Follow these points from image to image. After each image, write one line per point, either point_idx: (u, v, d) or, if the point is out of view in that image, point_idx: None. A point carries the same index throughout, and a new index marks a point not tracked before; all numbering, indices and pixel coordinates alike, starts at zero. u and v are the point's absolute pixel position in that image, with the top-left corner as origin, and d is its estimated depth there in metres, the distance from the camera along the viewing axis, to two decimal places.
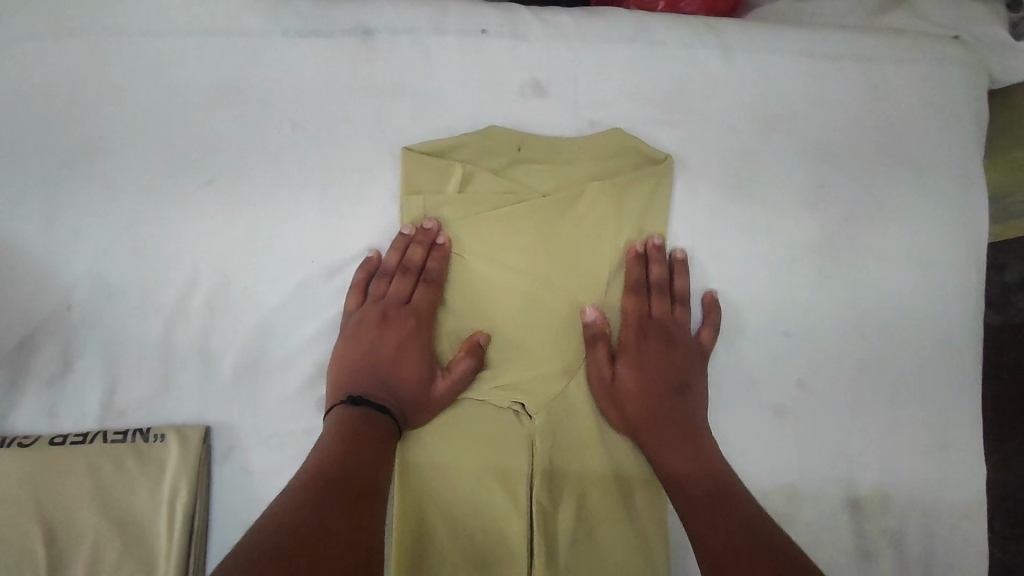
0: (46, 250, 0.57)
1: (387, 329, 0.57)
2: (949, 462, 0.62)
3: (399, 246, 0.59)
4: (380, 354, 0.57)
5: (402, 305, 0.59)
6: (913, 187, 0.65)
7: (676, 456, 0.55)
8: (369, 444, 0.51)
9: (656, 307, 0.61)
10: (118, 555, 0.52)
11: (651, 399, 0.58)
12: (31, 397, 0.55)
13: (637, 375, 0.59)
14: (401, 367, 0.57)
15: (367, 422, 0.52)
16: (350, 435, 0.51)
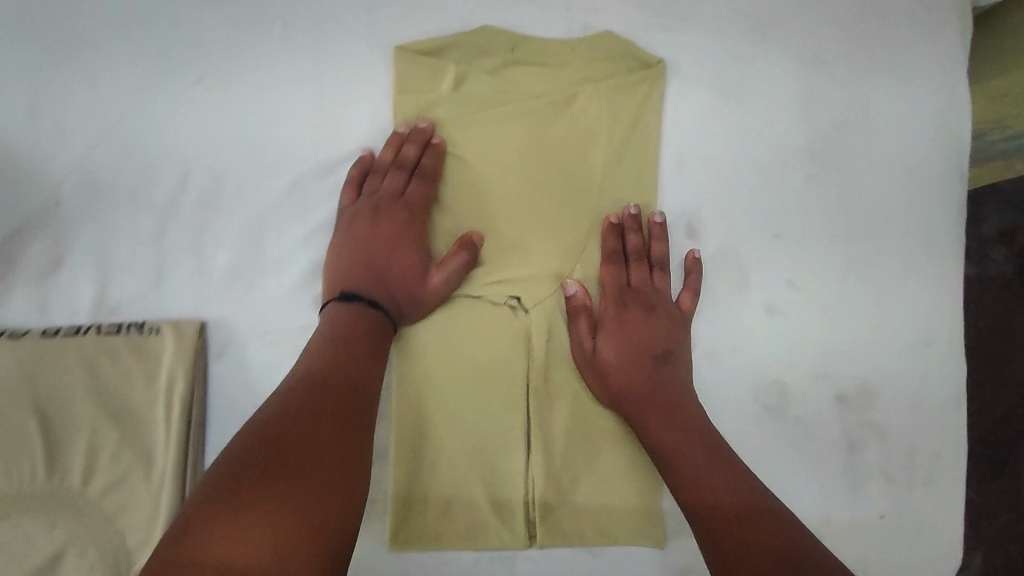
0: (33, 144, 0.56)
1: (380, 221, 0.57)
2: (933, 358, 0.64)
3: (394, 145, 0.59)
4: (375, 248, 0.56)
5: (398, 199, 0.58)
6: (898, 94, 0.66)
7: (693, 468, 0.52)
8: (358, 342, 0.51)
9: (635, 274, 0.61)
10: (117, 444, 0.53)
11: (641, 376, 0.57)
12: (23, 291, 0.55)
13: (621, 350, 0.58)
14: (395, 261, 0.57)
15: (359, 318, 0.53)
16: (343, 335, 0.51)
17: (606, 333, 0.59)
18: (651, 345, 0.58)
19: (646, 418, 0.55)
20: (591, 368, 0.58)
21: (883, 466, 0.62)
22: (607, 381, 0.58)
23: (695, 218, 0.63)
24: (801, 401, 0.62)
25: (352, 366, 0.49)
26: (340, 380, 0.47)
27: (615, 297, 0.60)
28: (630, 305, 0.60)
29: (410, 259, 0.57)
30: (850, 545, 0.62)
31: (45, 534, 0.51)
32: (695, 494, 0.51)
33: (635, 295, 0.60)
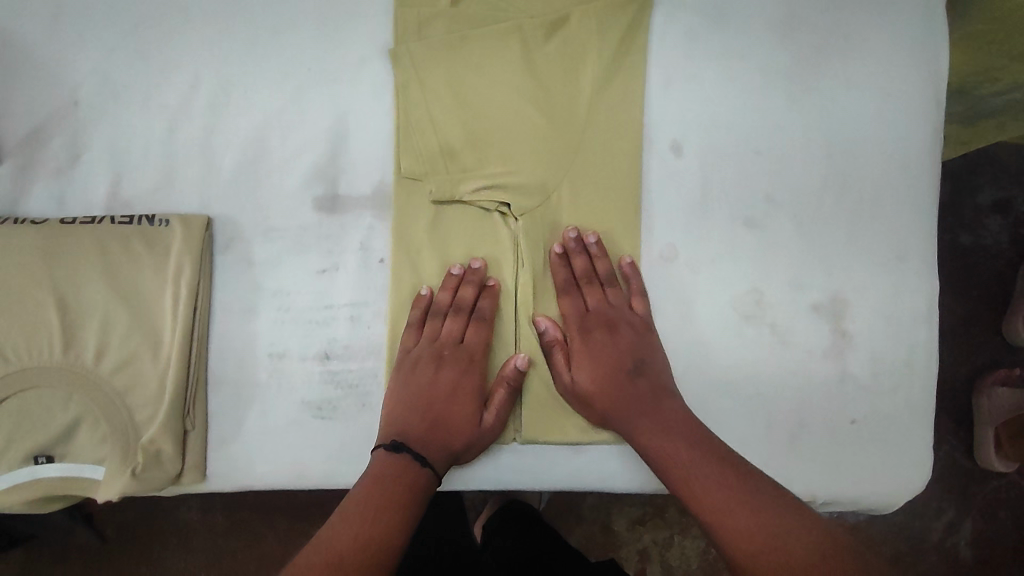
0: (52, 49, 0.59)
1: (442, 369, 0.59)
2: (905, 273, 0.67)
3: (451, 287, 0.61)
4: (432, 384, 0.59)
5: (456, 344, 0.60)
6: (879, 20, 0.68)
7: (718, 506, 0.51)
8: (388, 508, 0.52)
9: (592, 298, 0.62)
10: (127, 326, 0.56)
11: (618, 397, 0.59)
12: (43, 185, 0.59)
13: (596, 374, 0.60)
14: (457, 390, 0.59)
15: (404, 473, 0.54)
16: (383, 498, 0.52)
17: (580, 361, 0.60)
18: (623, 359, 0.60)
19: (638, 427, 0.57)
20: (575, 399, 0.60)
21: (855, 375, 0.65)
22: (591, 407, 0.60)
23: (679, 136, 0.65)
24: (777, 310, 0.65)
25: (382, 535, 0.50)
26: (363, 549, 0.48)
27: (577, 325, 0.62)
28: (592, 329, 0.62)
29: (462, 414, 0.58)
30: (821, 448, 0.65)
31: (62, 405, 0.54)
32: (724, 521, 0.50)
33: (595, 318, 0.62)
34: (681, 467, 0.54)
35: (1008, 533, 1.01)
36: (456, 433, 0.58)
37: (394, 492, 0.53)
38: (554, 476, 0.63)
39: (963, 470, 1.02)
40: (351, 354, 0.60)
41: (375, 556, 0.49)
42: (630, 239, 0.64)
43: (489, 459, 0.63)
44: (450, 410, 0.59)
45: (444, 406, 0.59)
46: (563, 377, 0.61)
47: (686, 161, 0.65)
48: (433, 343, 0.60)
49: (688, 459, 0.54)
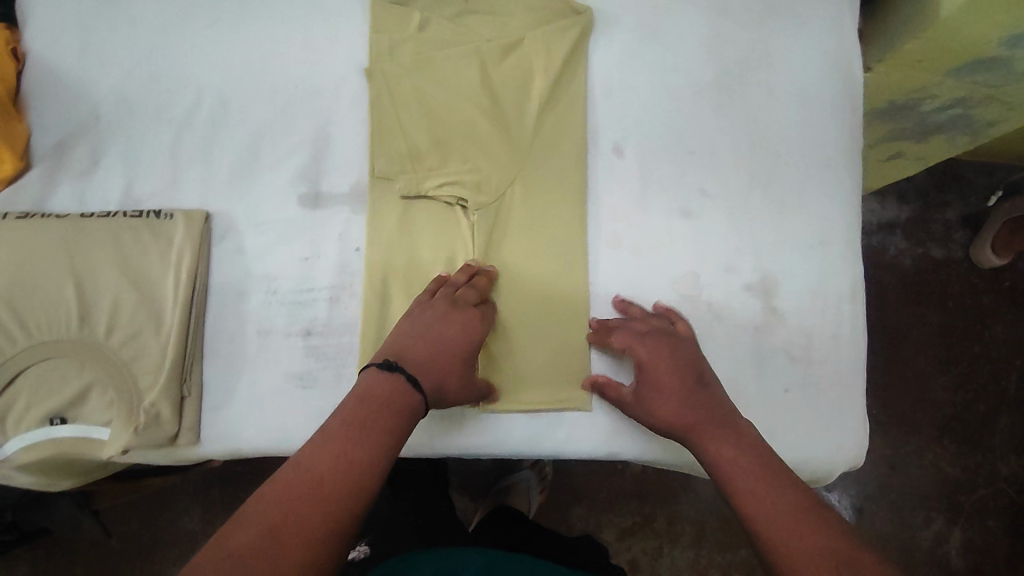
0: (82, 72, 0.70)
1: (453, 318, 0.64)
2: (829, 255, 0.74)
3: (468, 271, 0.67)
4: (440, 330, 0.63)
5: (469, 307, 0.65)
6: (794, 36, 0.78)
7: (767, 515, 0.53)
8: (372, 428, 0.55)
9: (645, 324, 0.67)
10: (134, 305, 0.64)
11: (687, 402, 0.62)
12: (67, 185, 0.68)
13: (664, 385, 0.64)
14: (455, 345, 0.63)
15: (391, 393, 0.58)
16: (359, 420, 0.56)
17: (648, 373, 0.64)
18: (690, 375, 0.64)
19: (708, 440, 0.60)
20: (641, 403, 0.65)
21: (788, 348, 0.72)
22: (658, 413, 0.64)
23: (621, 139, 0.75)
24: (715, 290, 0.73)
25: (362, 456, 0.54)
26: (345, 472, 0.52)
27: (643, 342, 0.65)
28: (660, 346, 0.65)
29: (457, 362, 0.63)
30: (760, 417, 0.71)
31: (77, 372, 0.62)
32: (762, 525, 0.53)
33: (657, 336, 0.66)
34: (743, 479, 0.57)
35: (996, 540, 1.13)
36: (445, 375, 0.62)
37: (388, 408, 0.57)
38: (511, 444, 0.69)
39: (949, 478, 1.15)
40: (330, 330, 0.68)
41: (356, 477, 0.52)
42: (576, 225, 0.72)
43: (453, 426, 0.69)
44: (452, 356, 0.63)
45: (450, 353, 0.63)
46: (624, 394, 0.66)
47: (627, 160, 0.74)
48: (447, 301, 0.65)
49: (752, 472, 0.57)
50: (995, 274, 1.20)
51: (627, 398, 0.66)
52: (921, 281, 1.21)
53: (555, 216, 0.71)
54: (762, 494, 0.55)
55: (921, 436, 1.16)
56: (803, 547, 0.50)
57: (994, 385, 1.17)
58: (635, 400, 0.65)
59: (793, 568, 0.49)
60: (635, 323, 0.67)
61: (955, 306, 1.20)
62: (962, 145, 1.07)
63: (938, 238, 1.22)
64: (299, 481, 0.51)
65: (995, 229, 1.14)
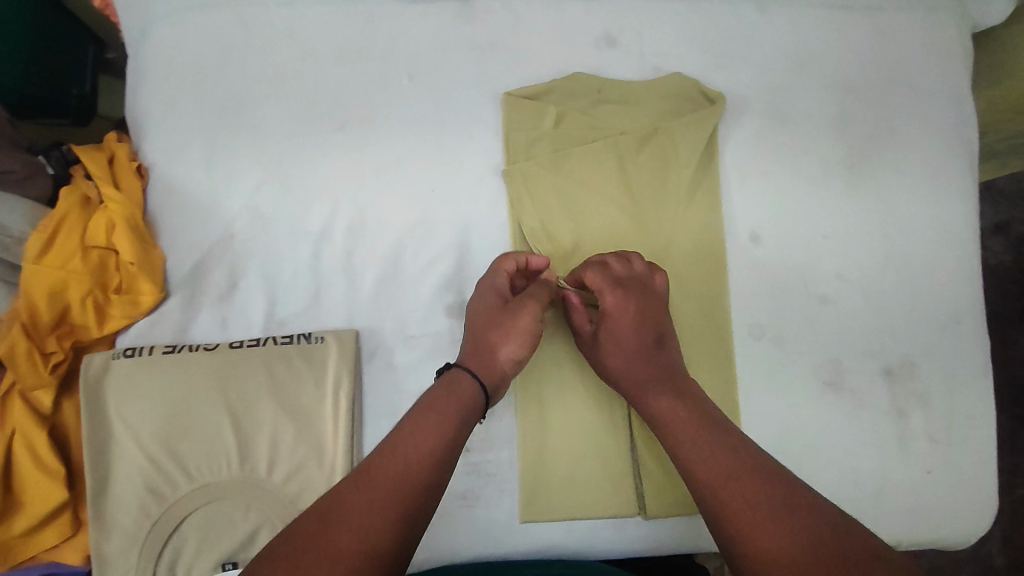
0: (210, 186, 0.66)
1: (477, 299, 0.64)
2: (961, 334, 0.75)
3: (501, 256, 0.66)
4: (472, 315, 0.64)
5: (490, 285, 0.64)
6: (919, 114, 0.78)
7: (705, 461, 0.54)
8: (431, 443, 0.51)
9: (620, 269, 0.64)
10: (295, 436, 0.63)
11: (637, 351, 0.63)
12: (207, 310, 0.65)
13: (623, 330, 0.63)
14: (483, 322, 0.62)
15: (458, 392, 0.56)
16: (420, 406, 0.55)
17: (609, 321, 0.63)
18: (648, 333, 0.63)
19: (650, 392, 0.61)
20: (593, 346, 0.65)
21: (927, 428, 0.73)
22: (610, 360, 0.63)
23: (756, 227, 0.74)
24: (855, 375, 0.73)
25: (423, 444, 0.51)
26: (412, 455, 0.50)
27: (612, 289, 0.63)
28: (625, 291, 0.63)
29: (488, 334, 0.61)
30: (907, 502, 0.72)
31: (243, 514, 0.61)
32: (697, 470, 0.54)
33: (629, 282, 0.63)
34: (687, 430, 0.57)
35: None
36: (487, 348, 0.61)
37: (443, 405, 0.55)
38: (677, 542, 0.68)
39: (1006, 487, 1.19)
40: (489, 445, 0.67)
41: (421, 462, 0.50)
42: (722, 316, 0.72)
43: (617, 532, 0.67)
44: (485, 328, 0.61)
45: (484, 327, 0.62)
46: (582, 342, 0.66)
47: (765, 249, 0.74)
48: (478, 288, 0.65)
49: (691, 423, 0.57)
50: None
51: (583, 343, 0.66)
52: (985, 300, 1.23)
53: (698, 308, 0.71)
54: (708, 453, 0.55)
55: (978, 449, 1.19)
56: (734, 494, 0.51)
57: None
58: (587, 346, 0.66)
59: (728, 514, 0.50)
60: (606, 266, 0.64)
61: (1011, 316, 1.20)
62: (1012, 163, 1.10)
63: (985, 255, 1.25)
64: (359, 494, 0.47)
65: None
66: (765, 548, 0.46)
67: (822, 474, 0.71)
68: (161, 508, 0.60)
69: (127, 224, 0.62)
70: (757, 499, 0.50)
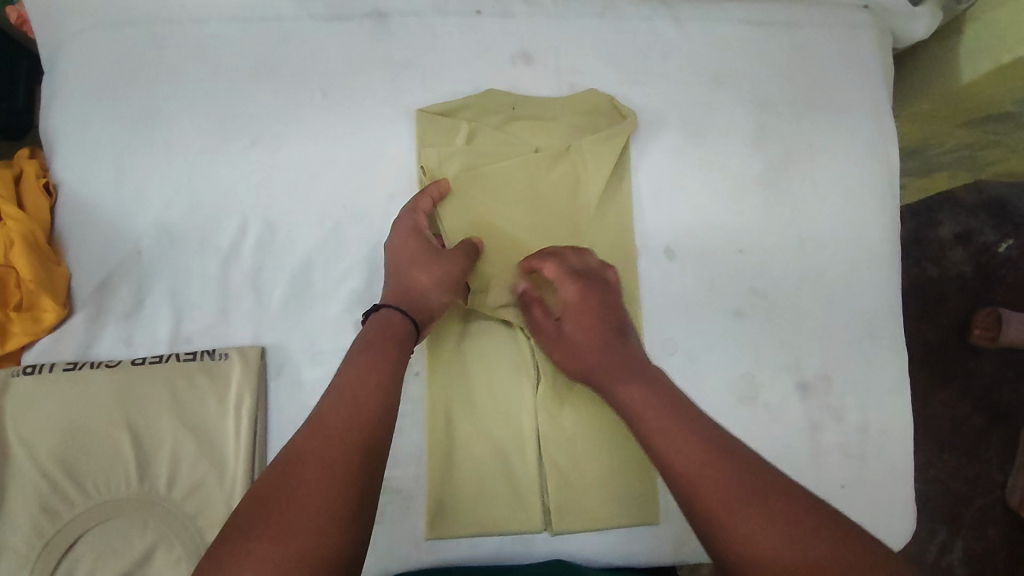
0: (118, 203, 0.67)
1: (400, 241, 0.66)
2: (877, 349, 0.76)
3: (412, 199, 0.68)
4: (394, 253, 0.66)
5: (411, 227, 0.66)
6: (837, 129, 0.78)
7: (676, 443, 0.53)
8: (375, 378, 0.53)
9: (574, 262, 0.67)
10: (195, 453, 0.63)
11: (607, 339, 0.63)
12: (112, 327, 0.65)
13: (588, 321, 0.64)
14: (411, 262, 0.64)
15: (389, 328, 0.59)
16: (359, 347, 0.57)
17: (572, 311, 0.65)
18: (612, 323, 0.65)
19: (616, 380, 0.60)
20: (558, 340, 0.65)
21: (841, 442, 0.74)
22: (578, 354, 0.64)
23: (671, 242, 0.74)
24: (769, 389, 0.74)
25: (366, 384, 0.53)
26: (356, 394, 0.52)
27: (571, 279, 0.65)
28: (580, 283, 0.65)
29: (418, 272, 0.64)
30: None
31: (140, 532, 0.61)
32: (674, 457, 0.52)
33: (584, 274, 0.66)
34: (653, 420, 0.55)
35: (996, 548, 1.19)
36: (418, 283, 0.63)
37: (379, 344, 0.57)
38: (584, 556, 0.69)
39: (952, 491, 1.20)
40: (396, 461, 0.67)
41: (366, 401, 0.51)
42: (636, 328, 0.72)
43: (523, 546, 0.68)
44: (410, 264, 0.64)
45: (410, 267, 0.64)
46: (544, 339, 0.66)
47: (679, 264, 0.74)
48: (396, 231, 0.66)
49: (654, 407, 0.56)
50: (987, 288, 1.25)
51: (546, 337, 0.66)
52: (935, 306, 1.25)
53: None
54: (681, 442, 0.53)
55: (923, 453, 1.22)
56: (721, 483, 0.49)
57: (990, 398, 1.22)
58: (550, 341, 0.66)
59: (707, 509, 0.49)
60: (563, 258, 0.67)
61: (950, 321, 1.25)
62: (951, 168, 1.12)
63: (934, 261, 1.26)
64: (314, 434, 0.48)
65: (980, 315, 1.21)
66: (750, 541, 0.46)
67: None
68: (56, 526, 0.60)
69: (26, 242, 0.62)
70: (731, 486, 0.49)
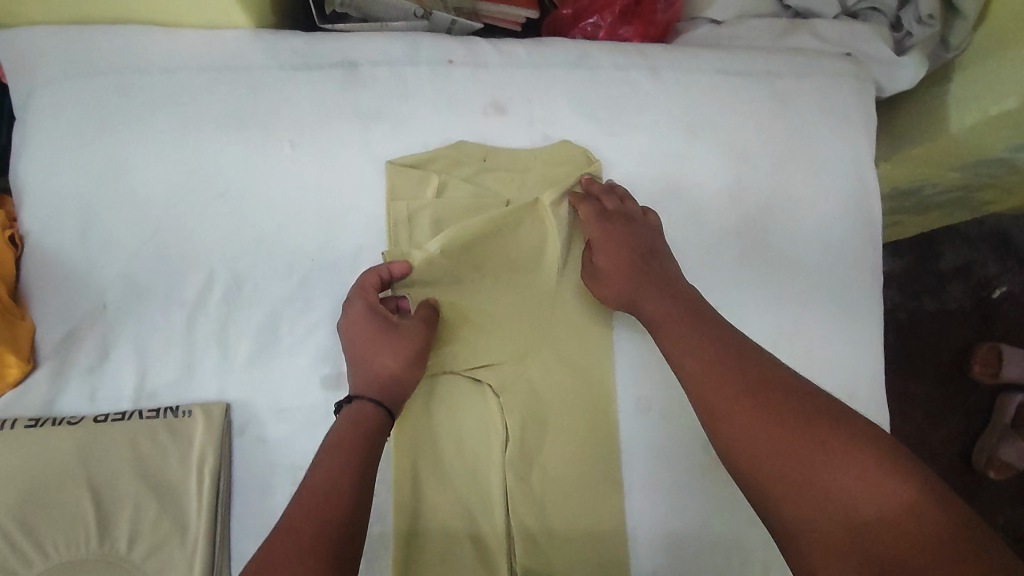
0: (86, 256, 0.67)
1: (356, 327, 0.62)
2: (856, 406, 0.74)
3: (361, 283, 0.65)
4: (351, 340, 0.63)
5: (367, 312, 0.63)
6: (815, 180, 0.77)
7: (690, 357, 0.57)
8: (348, 477, 0.52)
9: (609, 204, 0.70)
10: (157, 512, 0.61)
11: (626, 265, 0.66)
12: (76, 382, 0.65)
13: (607, 254, 0.67)
14: (372, 348, 0.61)
15: (355, 422, 0.57)
16: (333, 442, 0.55)
17: (599, 249, 0.68)
18: (637, 249, 0.66)
19: (645, 301, 0.63)
20: (594, 275, 0.69)
21: None
22: (604, 284, 0.68)
23: None
24: None
25: (340, 485, 0.52)
26: (330, 496, 0.51)
27: (598, 220, 0.69)
28: (616, 220, 0.68)
29: (383, 357, 0.61)
30: None
31: None
32: (686, 370, 0.56)
33: (616, 211, 0.69)
34: (671, 342, 0.59)
35: None
36: (385, 368, 0.61)
37: (352, 439, 0.55)
38: None
39: None
40: None
41: (340, 505, 0.50)
42: (605, 381, 0.72)
43: None
44: (371, 350, 0.61)
45: (372, 352, 0.61)
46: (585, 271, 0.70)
47: None
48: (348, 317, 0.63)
49: (681, 324, 0.59)
50: (989, 322, 1.24)
51: (586, 276, 0.70)
52: (933, 341, 1.23)
53: (580, 374, 0.71)
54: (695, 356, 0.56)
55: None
56: (728, 395, 0.53)
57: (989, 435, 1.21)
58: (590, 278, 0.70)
59: (712, 407, 0.54)
60: (598, 202, 0.70)
61: (949, 356, 1.23)
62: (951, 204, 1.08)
63: (930, 295, 1.24)
64: (286, 542, 0.47)
65: (980, 349, 1.18)
66: (739, 441, 0.51)
67: (704, 550, 0.70)
68: None
69: None
70: (737, 387, 0.53)
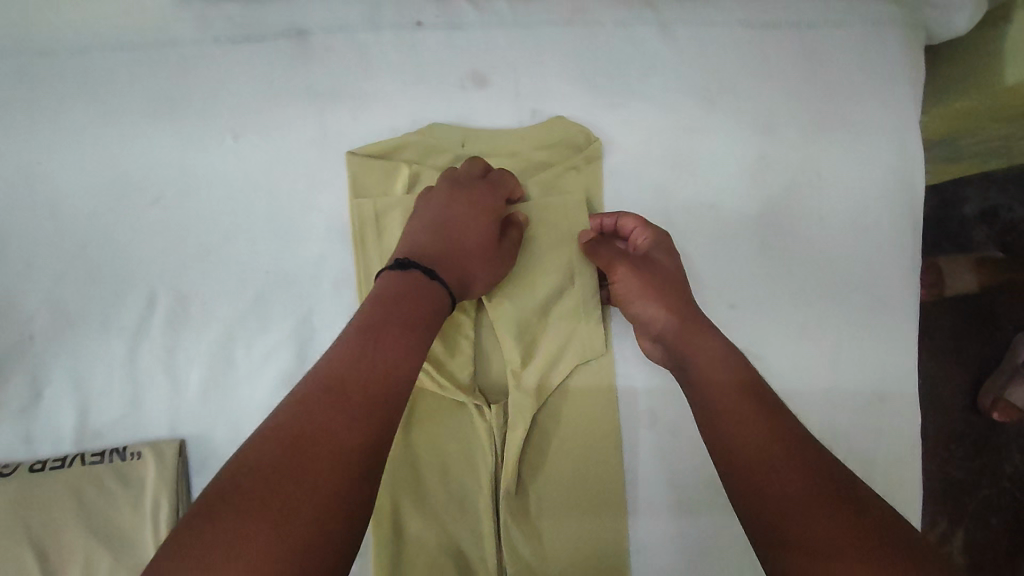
0: (5, 279, 0.58)
1: (464, 206, 0.58)
2: (887, 413, 0.65)
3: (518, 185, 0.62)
4: (454, 226, 0.57)
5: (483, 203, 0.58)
6: (852, 152, 0.66)
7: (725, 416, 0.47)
8: (394, 352, 0.46)
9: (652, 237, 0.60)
10: (110, 566, 0.55)
11: (671, 292, 0.57)
12: (8, 425, 0.57)
13: (657, 273, 0.58)
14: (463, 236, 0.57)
15: (420, 302, 0.50)
16: (384, 305, 0.48)
17: (642, 261, 0.59)
18: (680, 289, 0.57)
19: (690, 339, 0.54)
20: (637, 288, 0.58)
21: None
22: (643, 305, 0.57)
23: None
24: None
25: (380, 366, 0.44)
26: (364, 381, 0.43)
27: (641, 245, 0.60)
28: (655, 254, 0.59)
29: (475, 262, 0.57)
30: None
31: None
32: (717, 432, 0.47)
33: (660, 246, 0.59)
34: (710, 398, 0.49)
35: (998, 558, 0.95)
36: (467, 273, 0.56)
37: (401, 313, 0.48)
38: None
39: (954, 482, 0.95)
40: None
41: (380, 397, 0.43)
42: (608, 402, 0.64)
43: None
44: (467, 255, 0.56)
45: (462, 246, 0.57)
46: (613, 264, 0.59)
47: None
48: (473, 195, 0.58)
49: (723, 379, 0.49)
50: None
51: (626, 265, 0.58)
52: None
53: (579, 394, 0.64)
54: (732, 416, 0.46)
55: (922, 444, 0.97)
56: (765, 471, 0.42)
57: None
58: (627, 273, 0.58)
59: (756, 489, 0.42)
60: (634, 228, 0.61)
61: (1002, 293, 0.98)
62: (993, 167, 0.92)
63: (955, 244, 0.96)
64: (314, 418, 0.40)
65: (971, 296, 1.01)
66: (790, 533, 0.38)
67: None
68: None
69: None
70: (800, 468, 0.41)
